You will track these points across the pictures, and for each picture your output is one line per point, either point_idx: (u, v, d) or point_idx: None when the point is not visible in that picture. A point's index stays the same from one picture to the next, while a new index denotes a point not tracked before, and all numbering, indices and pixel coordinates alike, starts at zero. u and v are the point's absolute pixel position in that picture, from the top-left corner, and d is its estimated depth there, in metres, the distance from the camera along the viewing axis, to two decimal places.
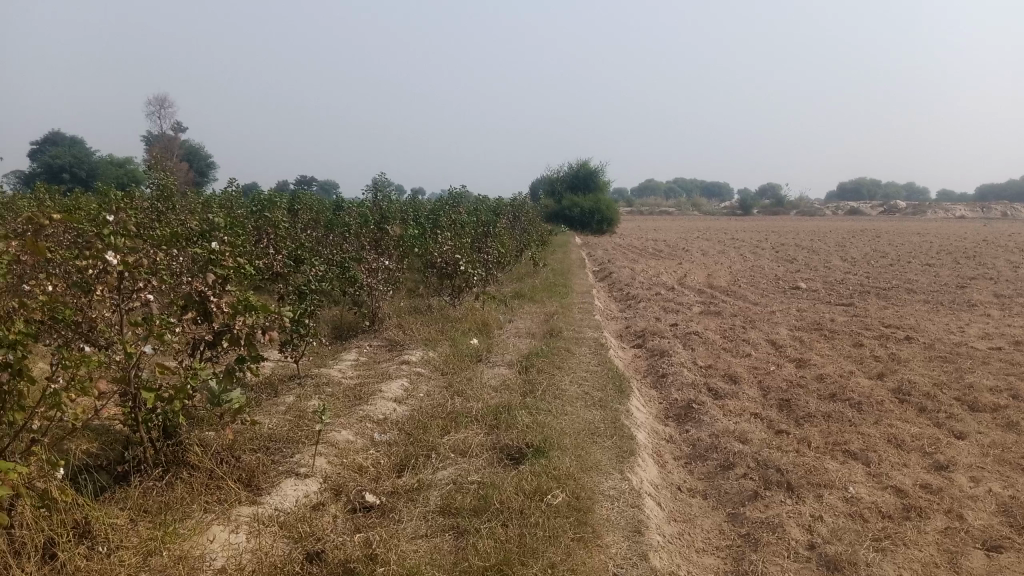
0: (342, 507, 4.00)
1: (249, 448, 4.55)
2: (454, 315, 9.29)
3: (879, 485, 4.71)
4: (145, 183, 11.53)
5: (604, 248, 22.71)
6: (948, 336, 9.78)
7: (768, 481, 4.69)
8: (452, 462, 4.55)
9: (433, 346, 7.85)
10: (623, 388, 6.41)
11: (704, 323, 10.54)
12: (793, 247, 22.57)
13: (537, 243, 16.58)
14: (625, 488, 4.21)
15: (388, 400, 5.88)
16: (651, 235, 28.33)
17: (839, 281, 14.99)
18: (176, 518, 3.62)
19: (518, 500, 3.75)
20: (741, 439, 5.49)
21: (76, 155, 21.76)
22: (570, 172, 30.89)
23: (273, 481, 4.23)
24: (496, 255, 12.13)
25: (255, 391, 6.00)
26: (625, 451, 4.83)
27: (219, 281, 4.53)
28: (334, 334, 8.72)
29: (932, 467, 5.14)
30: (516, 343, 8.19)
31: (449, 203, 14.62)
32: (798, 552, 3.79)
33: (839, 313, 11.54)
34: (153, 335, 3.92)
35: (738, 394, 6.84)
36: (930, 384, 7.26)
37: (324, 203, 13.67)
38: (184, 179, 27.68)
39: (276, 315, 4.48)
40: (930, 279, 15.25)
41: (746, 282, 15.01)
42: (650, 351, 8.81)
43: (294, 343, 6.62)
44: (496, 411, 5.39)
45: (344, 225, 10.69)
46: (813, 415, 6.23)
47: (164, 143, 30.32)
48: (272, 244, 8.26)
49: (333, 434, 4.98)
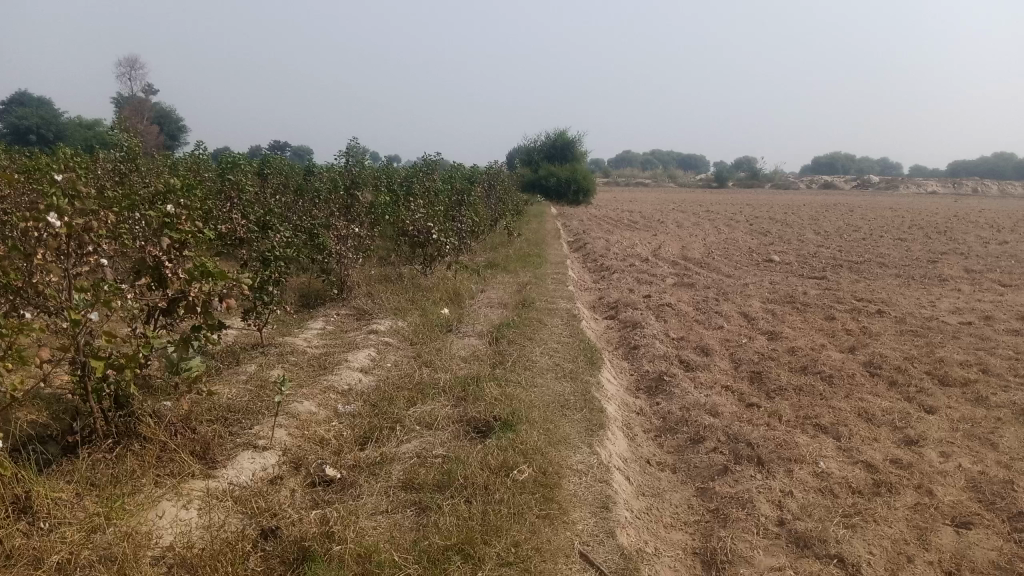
0: (301, 482, 3.88)
1: (206, 419, 4.40)
2: (424, 284, 9.13)
3: (850, 460, 4.66)
4: (107, 143, 11.21)
5: (579, 218, 22.62)
6: (919, 310, 9.80)
7: (738, 455, 4.63)
8: (417, 435, 4.43)
9: (402, 315, 7.70)
10: (595, 360, 6.32)
11: (677, 295, 10.47)
12: (767, 220, 22.58)
13: (512, 213, 16.41)
14: (593, 463, 4.11)
15: (354, 370, 5.75)
16: (626, 205, 28.27)
17: (812, 254, 15.01)
18: (125, 493, 3.47)
19: (483, 475, 3.62)
20: (712, 413, 5.42)
21: (43, 116, 21.24)
22: (547, 142, 30.61)
23: (229, 454, 4.09)
24: (470, 224, 11.95)
25: (216, 360, 5.82)
26: (594, 424, 4.74)
27: (177, 246, 4.35)
28: (302, 302, 8.54)
29: (902, 442, 5.11)
30: (487, 313, 8.05)
31: (424, 169, 14.41)
32: (767, 529, 3.72)
33: (812, 286, 11.53)
34: (101, 301, 3.73)
35: (710, 367, 6.78)
36: (902, 358, 7.25)
37: (294, 168, 13.38)
38: (154, 143, 27.13)
39: (235, 282, 4.31)
40: (902, 253, 15.33)
41: (720, 254, 14.99)
42: (622, 322, 8.74)
43: (257, 311, 6.48)
44: (464, 383, 5.26)
45: (313, 190, 10.44)
46: (784, 388, 6.18)
47: (134, 106, 29.63)
48: (237, 209, 8.03)
49: (294, 405, 4.83)
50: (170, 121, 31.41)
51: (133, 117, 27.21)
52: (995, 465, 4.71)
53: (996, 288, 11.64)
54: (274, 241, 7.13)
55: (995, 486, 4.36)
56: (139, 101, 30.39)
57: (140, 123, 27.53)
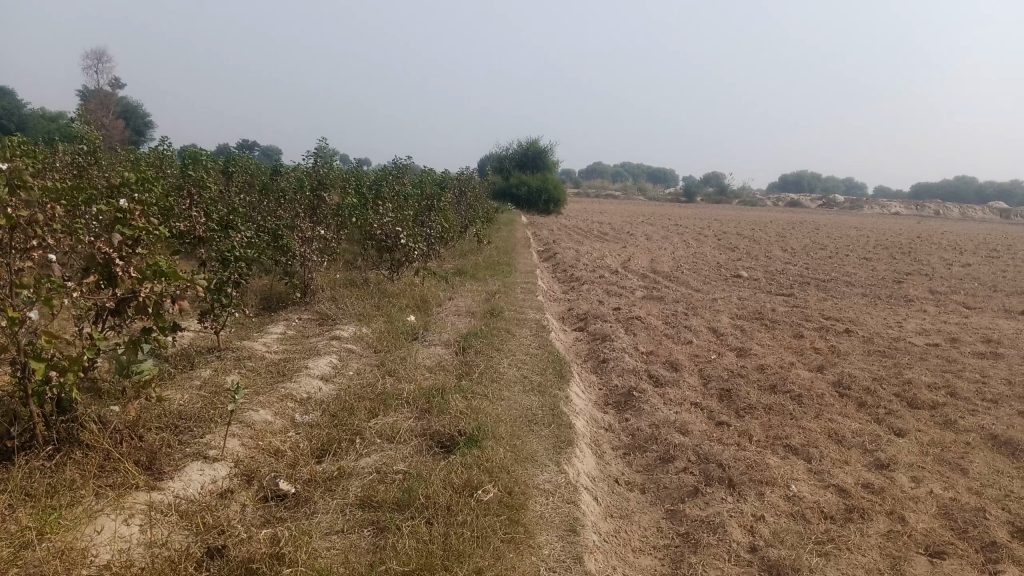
0: (253, 496, 3.69)
1: (154, 427, 4.16)
2: (391, 290, 8.92)
3: (821, 484, 4.56)
4: (67, 135, 10.86)
5: (549, 228, 22.55)
6: (886, 330, 9.82)
7: (708, 476, 4.51)
8: (377, 449, 4.24)
9: (367, 321, 7.50)
10: (563, 373, 6.18)
11: (646, 308, 10.37)
12: (735, 236, 22.70)
13: (482, 220, 16.25)
14: (561, 483, 3.96)
15: (314, 378, 5.55)
16: (596, 217, 28.27)
17: (780, 271, 15.06)
18: (61, 505, 3.23)
19: (445, 494, 3.45)
20: (681, 431, 5.30)
21: (4, 106, 20.65)
22: (519, 150, 30.52)
23: (177, 464, 3.86)
24: (439, 230, 11.76)
25: (169, 364, 5.57)
26: (562, 441, 4.58)
27: (130, 243, 4.13)
28: (263, 305, 8.30)
29: (872, 465, 5.04)
30: (454, 321, 7.89)
31: (394, 173, 14.22)
32: (739, 555, 3.59)
33: (780, 303, 11.52)
34: (42, 298, 3.49)
35: (679, 382, 6.67)
36: (870, 379, 7.20)
37: (261, 167, 13.09)
38: (119, 137, 26.57)
39: (189, 284, 4.10)
40: (868, 273, 15.45)
41: (688, 268, 14.98)
42: (591, 334, 8.61)
43: (215, 313, 6.26)
44: (429, 394, 5.08)
45: (279, 190, 10.19)
46: (754, 407, 6.09)
47: (99, 99, 28.99)
48: (199, 207, 7.76)
49: (249, 414, 4.62)
50: (136, 115, 30.71)
51: (97, 110, 26.65)
52: (966, 492, 4.64)
53: (960, 310, 11.73)
54: (236, 241, 6.89)
55: (966, 513, 4.28)
56: (104, 95, 29.71)
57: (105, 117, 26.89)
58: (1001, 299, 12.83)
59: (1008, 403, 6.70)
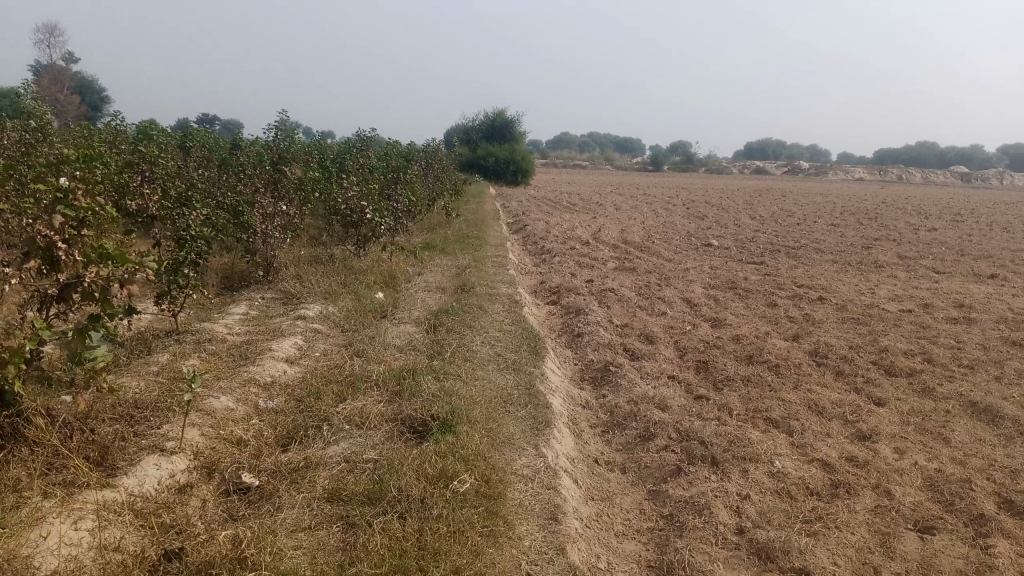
0: (214, 490, 3.48)
1: (108, 418, 3.91)
2: (357, 266, 8.66)
3: (805, 458, 4.45)
4: (14, 109, 10.39)
5: (519, 199, 22.30)
6: (859, 297, 9.75)
7: (691, 454, 4.37)
8: (345, 436, 4.04)
9: (333, 300, 7.25)
10: (538, 350, 5.99)
11: (618, 280, 10.22)
12: (704, 204, 22.62)
13: (450, 192, 15.94)
14: (540, 467, 3.79)
15: (279, 361, 5.32)
16: (564, 188, 28.01)
17: (750, 239, 14.98)
18: (5, 508, 2.97)
19: (418, 486, 3.26)
20: (660, 406, 5.16)
21: None
22: (485, 121, 30.08)
23: (132, 456, 3.62)
24: (406, 203, 11.47)
25: (124, 349, 5.30)
26: (540, 422, 4.42)
27: (75, 224, 3.85)
28: (225, 284, 8.01)
29: (854, 437, 4.94)
30: (424, 298, 7.67)
31: (359, 146, 13.86)
32: (726, 539, 3.47)
33: (752, 272, 11.43)
34: None
35: (655, 355, 6.52)
36: (847, 348, 7.11)
37: (221, 141, 12.67)
38: (72, 112, 25.70)
39: (139, 267, 3.83)
40: (837, 239, 15.45)
41: (659, 238, 14.86)
42: (564, 308, 8.44)
43: (172, 295, 5.98)
44: (399, 376, 4.88)
45: (238, 164, 9.83)
46: (732, 379, 5.96)
47: (52, 74, 28.08)
48: (153, 184, 7.42)
49: (209, 400, 4.38)
50: (93, 90, 29.76)
51: (50, 86, 25.74)
52: (950, 462, 4.56)
53: (930, 275, 11.72)
54: (192, 218, 6.59)
55: (953, 485, 4.20)
56: (58, 69, 28.74)
57: (60, 94, 26.05)
58: (969, 263, 12.86)
59: (984, 369, 6.66)
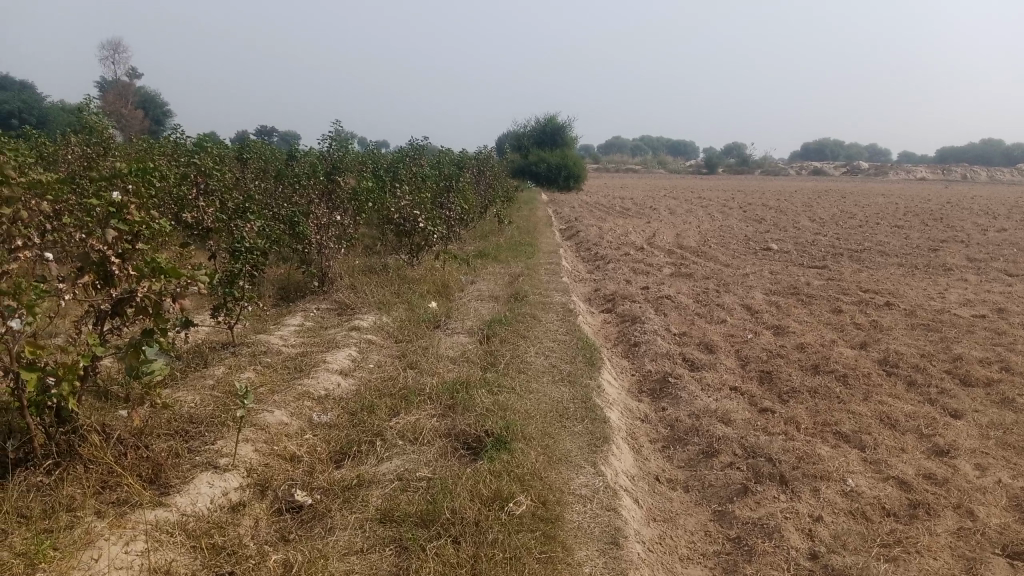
0: (267, 509, 3.41)
1: (163, 433, 3.90)
2: (411, 276, 8.62)
3: (879, 476, 4.22)
4: (77, 125, 10.66)
5: (571, 205, 22.13)
6: (928, 302, 9.36)
7: (757, 472, 4.18)
8: (399, 451, 3.95)
9: (387, 310, 7.20)
10: (594, 360, 5.85)
11: (675, 286, 10.00)
12: (761, 206, 22.14)
13: (502, 199, 15.87)
14: (599, 487, 3.65)
15: (333, 373, 5.27)
16: (617, 192, 27.73)
17: (811, 242, 14.56)
18: (58, 528, 2.95)
19: (473, 508, 3.14)
20: (724, 420, 4.97)
21: (26, 100, 20.60)
22: (537, 127, 29.98)
23: (185, 474, 3.57)
24: (458, 212, 11.43)
25: (181, 361, 5.33)
26: (597, 438, 4.28)
27: (129, 238, 3.84)
28: (280, 294, 8.05)
29: (931, 452, 4.67)
30: (477, 307, 7.59)
31: (411, 155, 13.89)
32: (799, 564, 3.28)
33: (814, 276, 11.07)
34: (22, 308, 3.17)
35: (716, 365, 6.31)
36: (918, 356, 6.78)
37: (277, 152, 12.83)
38: (137, 127, 26.45)
39: (191, 281, 3.81)
40: (902, 241, 14.93)
41: (716, 242, 14.55)
42: (620, 316, 8.27)
43: (227, 308, 6.00)
44: (453, 389, 4.78)
45: (292, 175, 9.89)
46: (798, 390, 5.72)
47: (118, 91, 28.97)
48: (209, 197, 7.49)
49: (263, 415, 4.34)
50: (155, 105, 30.54)
51: (114, 104, 26.52)
52: None
53: (1003, 278, 11.22)
54: (247, 230, 6.61)
55: None
56: (122, 85, 29.61)
57: (124, 110, 26.85)
58: None
59: None
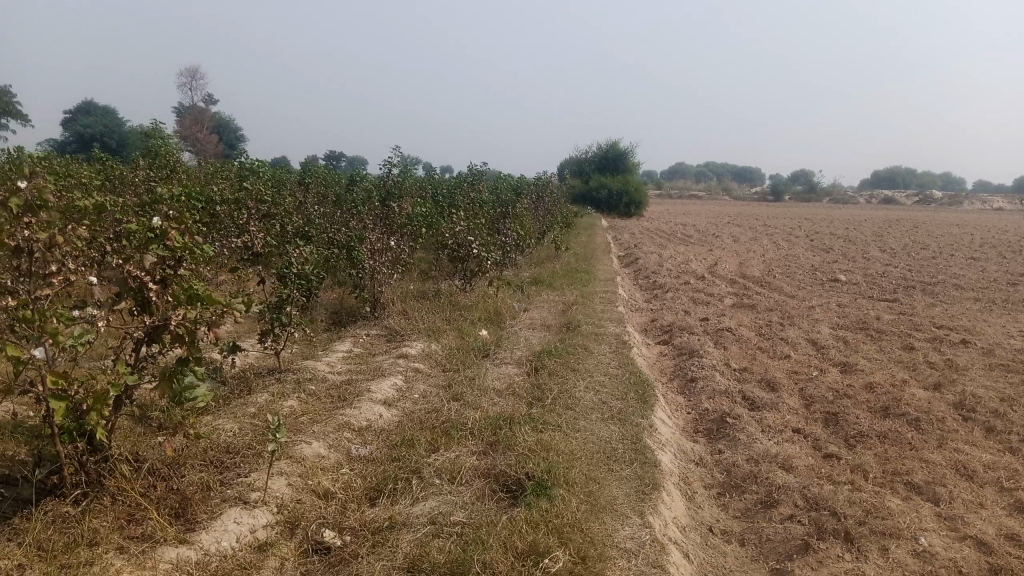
0: (295, 549, 3.27)
1: (197, 464, 3.79)
2: (463, 302, 8.48)
3: (955, 535, 3.87)
4: (146, 149, 10.89)
5: (632, 232, 21.85)
6: (1008, 340, 8.81)
7: (821, 528, 3.88)
8: (436, 492, 3.77)
9: (436, 337, 7.07)
10: (646, 397, 5.59)
11: (737, 318, 9.64)
12: (828, 236, 21.52)
13: (561, 225, 15.69)
14: (645, 540, 3.42)
15: (376, 403, 5.13)
16: (680, 219, 27.29)
17: (881, 274, 13.98)
18: (77, 563, 2.84)
19: (505, 563, 2.95)
20: (785, 467, 4.66)
21: (108, 124, 21.29)
22: (599, 153, 29.81)
23: (213, 509, 3.44)
24: (515, 237, 11.28)
25: (226, 388, 5.26)
26: (646, 484, 4.04)
27: (169, 264, 3.75)
28: (332, 319, 8.00)
29: (1013, 509, 4.28)
30: (528, 336, 7.40)
31: (471, 179, 13.84)
32: None
33: (885, 310, 10.57)
34: (48, 334, 3.08)
35: (778, 405, 5.97)
36: (998, 400, 6.33)
37: (338, 177, 12.93)
38: (211, 151, 27.13)
39: (227, 309, 3.69)
40: (978, 274, 14.25)
41: (781, 272, 14.09)
42: (678, 349, 7.98)
43: (275, 333, 5.92)
44: (496, 425, 4.59)
45: (349, 200, 9.91)
46: (866, 435, 5.37)
47: (194, 114, 29.80)
48: (263, 220, 7.49)
49: (300, 447, 4.22)
50: (228, 129, 31.36)
51: (189, 129, 27.31)
52: None
53: None
54: (297, 255, 6.55)
55: None
56: (198, 110, 30.49)
57: (199, 134, 27.71)
58: None
59: None
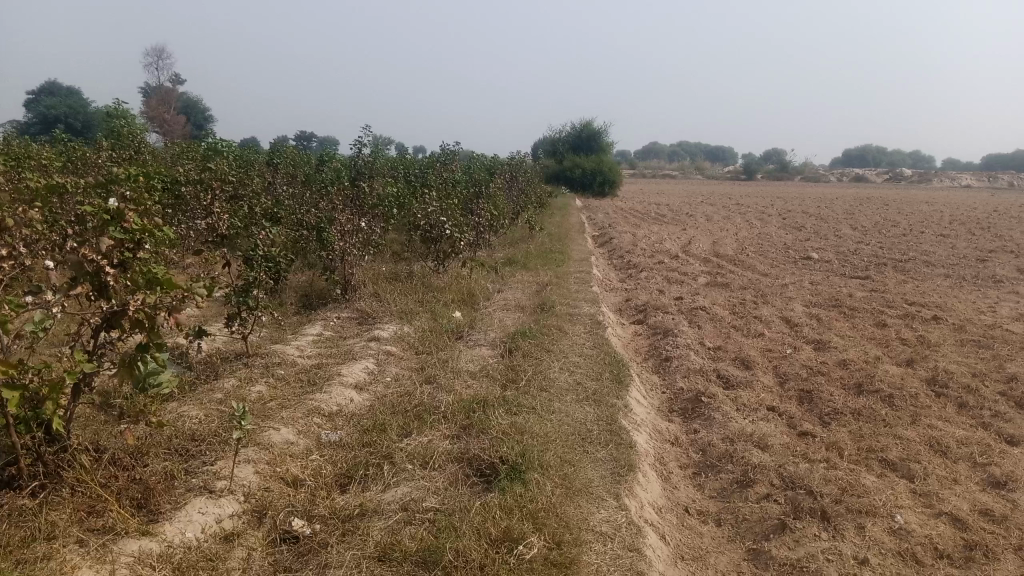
0: (263, 538, 3.18)
1: (161, 453, 3.68)
2: (436, 283, 8.37)
3: (930, 512, 3.86)
4: (108, 129, 10.60)
5: (605, 211, 21.78)
6: (978, 316, 8.88)
7: (797, 507, 3.86)
8: (408, 477, 3.69)
9: (408, 320, 6.97)
10: (621, 377, 5.54)
11: (711, 297, 9.62)
12: (800, 214, 21.62)
13: (535, 205, 15.59)
14: (621, 522, 3.37)
15: (346, 387, 5.03)
16: (653, 198, 27.28)
17: (852, 252, 14.04)
18: (33, 558, 2.73)
19: (479, 550, 2.88)
20: (761, 446, 4.63)
21: (70, 105, 20.74)
22: (572, 132, 29.67)
23: (178, 499, 3.33)
24: (488, 218, 11.15)
25: (193, 373, 5.13)
26: (622, 466, 3.99)
27: (128, 247, 3.60)
28: (302, 302, 7.86)
29: (986, 485, 4.29)
30: (502, 317, 7.32)
31: (443, 159, 13.67)
32: None
33: (856, 287, 10.61)
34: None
35: (752, 384, 5.95)
36: (969, 376, 6.36)
37: (308, 156, 12.71)
38: (179, 132, 26.62)
39: (189, 293, 3.55)
40: (948, 251, 14.36)
41: (754, 251, 14.10)
42: (652, 329, 7.94)
43: (242, 317, 5.78)
44: (469, 409, 4.51)
45: (319, 181, 9.72)
46: (840, 412, 5.36)
47: (160, 94, 29.21)
48: (229, 200, 7.31)
49: (268, 434, 4.11)
50: (196, 109, 30.76)
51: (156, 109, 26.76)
52: None
53: None
54: (264, 237, 6.40)
55: None
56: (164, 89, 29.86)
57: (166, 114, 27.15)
58: None
59: None
